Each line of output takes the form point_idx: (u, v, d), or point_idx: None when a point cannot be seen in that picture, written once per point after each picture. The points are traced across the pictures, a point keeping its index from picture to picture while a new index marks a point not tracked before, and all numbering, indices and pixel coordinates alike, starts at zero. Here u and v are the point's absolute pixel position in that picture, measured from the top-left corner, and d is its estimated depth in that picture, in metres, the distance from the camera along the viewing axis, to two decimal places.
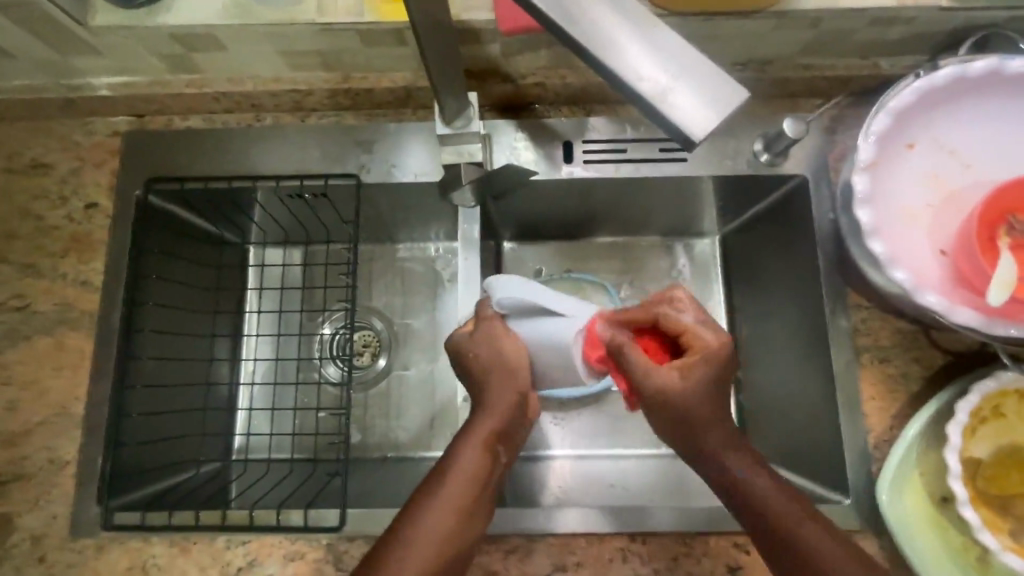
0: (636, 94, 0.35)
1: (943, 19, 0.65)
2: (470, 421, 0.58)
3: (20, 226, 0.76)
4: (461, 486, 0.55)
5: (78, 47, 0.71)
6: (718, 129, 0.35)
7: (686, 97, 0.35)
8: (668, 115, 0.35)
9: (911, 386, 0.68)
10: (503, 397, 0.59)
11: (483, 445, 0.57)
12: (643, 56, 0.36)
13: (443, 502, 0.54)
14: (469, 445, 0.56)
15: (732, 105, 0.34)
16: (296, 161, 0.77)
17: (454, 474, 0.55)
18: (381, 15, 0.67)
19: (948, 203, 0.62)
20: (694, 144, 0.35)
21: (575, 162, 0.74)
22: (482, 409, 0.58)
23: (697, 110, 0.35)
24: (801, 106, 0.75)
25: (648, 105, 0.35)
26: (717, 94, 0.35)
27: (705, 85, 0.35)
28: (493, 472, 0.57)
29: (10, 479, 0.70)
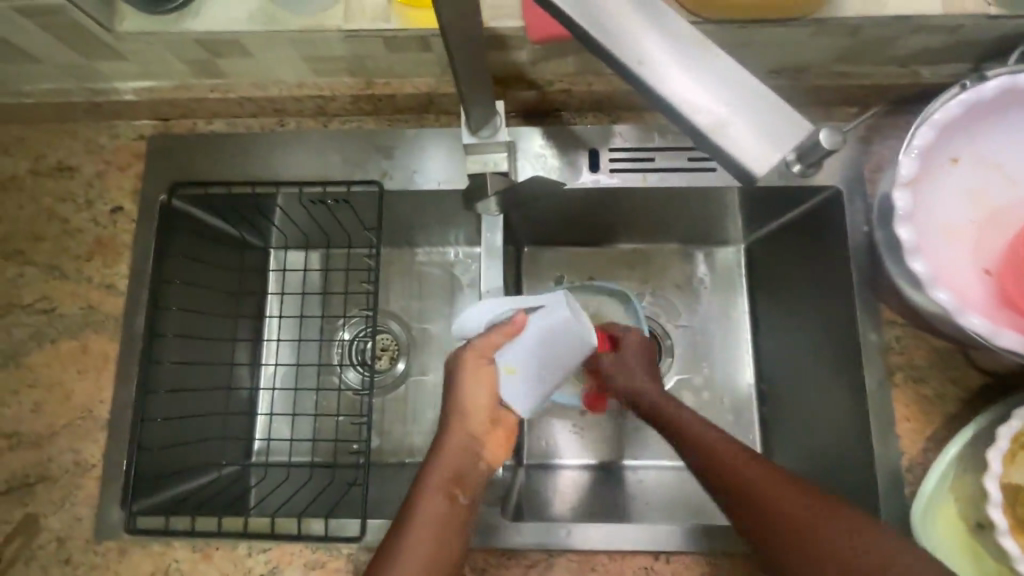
0: (693, 129, 0.35)
1: (991, 28, 0.62)
2: (422, 472, 0.55)
3: (46, 228, 0.77)
4: (428, 534, 0.52)
5: (104, 52, 0.71)
6: (781, 161, 0.35)
7: (745, 132, 0.34)
8: (727, 151, 0.34)
9: (946, 407, 0.66)
10: (458, 441, 0.56)
11: (444, 489, 0.54)
12: (700, 89, 0.35)
13: (414, 552, 0.51)
14: (428, 492, 0.53)
15: (795, 142, 0.33)
16: (319, 167, 0.76)
17: (418, 524, 0.52)
18: (408, 22, 0.66)
19: (993, 221, 0.60)
20: (753, 180, 0.34)
21: (601, 170, 0.73)
22: (437, 455, 0.55)
23: (756, 146, 0.34)
24: (836, 115, 0.72)
25: (705, 141, 0.35)
26: (778, 130, 0.34)
27: (765, 119, 0.34)
28: (460, 515, 0.54)
29: (35, 480, 0.71)
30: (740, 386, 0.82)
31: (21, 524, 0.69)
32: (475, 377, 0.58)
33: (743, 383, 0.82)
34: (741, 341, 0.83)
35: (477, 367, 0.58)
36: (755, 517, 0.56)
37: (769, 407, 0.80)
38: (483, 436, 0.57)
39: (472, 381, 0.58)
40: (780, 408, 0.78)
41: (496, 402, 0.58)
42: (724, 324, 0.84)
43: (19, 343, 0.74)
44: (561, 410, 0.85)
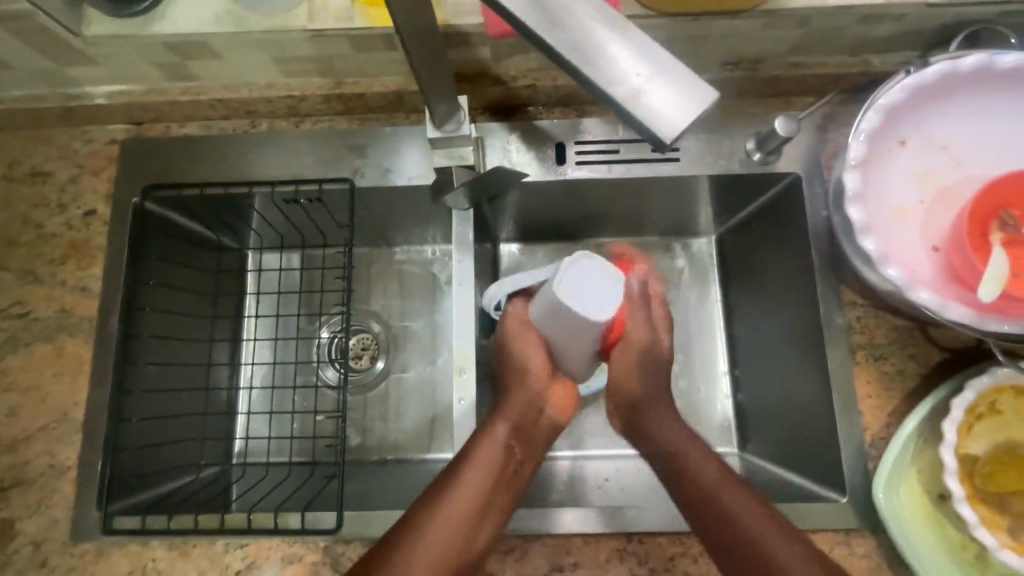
0: (609, 98, 0.35)
1: (933, 16, 0.64)
2: (484, 425, 0.64)
3: (20, 234, 0.77)
4: (480, 478, 0.60)
5: (74, 58, 0.71)
6: (693, 129, 0.34)
7: (660, 99, 0.35)
8: (642, 119, 0.34)
9: (907, 383, 0.68)
10: (523, 400, 0.66)
11: (502, 441, 0.63)
12: (620, 60, 0.35)
13: (467, 491, 0.59)
14: (488, 440, 0.62)
15: (704, 108, 0.33)
16: (291, 166, 0.77)
17: (476, 466, 0.60)
18: (372, 21, 0.67)
19: (941, 199, 0.62)
20: (667, 146, 0.35)
21: (568, 163, 0.75)
22: (501, 410, 0.65)
23: (671, 113, 0.34)
24: (793, 104, 0.75)
25: (622, 110, 0.35)
26: (692, 97, 0.35)
27: (681, 88, 0.35)
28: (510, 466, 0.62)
29: (10, 485, 0.70)
30: (715, 374, 0.83)
31: None
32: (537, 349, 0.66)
33: (718, 371, 0.83)
34: (713, 330, 0.84)
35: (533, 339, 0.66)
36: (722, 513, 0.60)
37: (741, 392, 0.81)
38: (541, 399, 0.66)
39: (531, 347, 0.66)
40: (752, 392, 0.80)
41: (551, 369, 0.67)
42: (699, 313, 0.85)
43: None
44: None
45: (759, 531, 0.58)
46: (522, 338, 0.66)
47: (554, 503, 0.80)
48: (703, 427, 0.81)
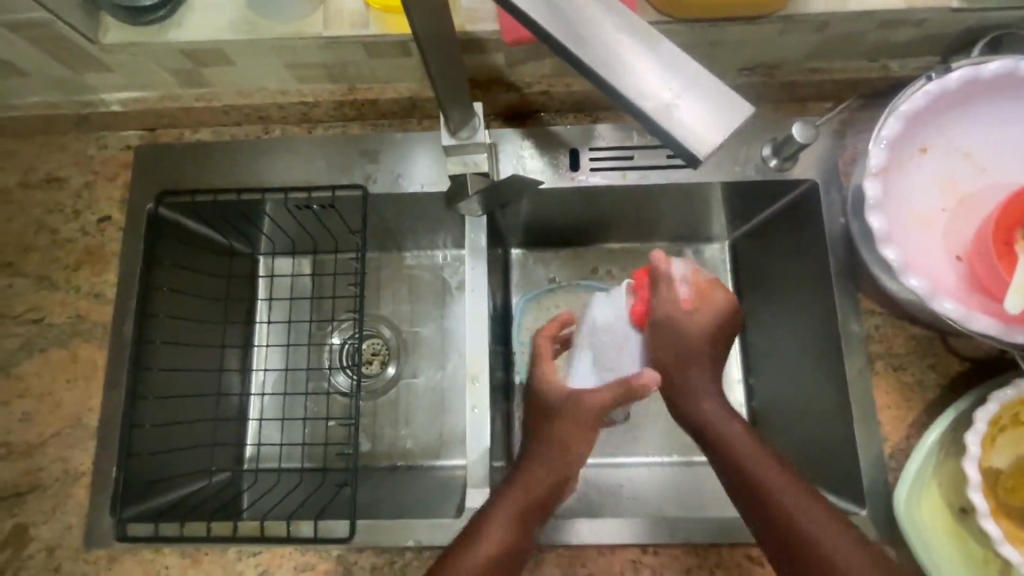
0: (639, 111, 0.34)
1: (955, 20, 0.64)
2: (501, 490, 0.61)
3: (35, 240, 0.77)
4: (491, 554, 0.57)
5: (91, 65, 0.72)
6: (724, 145, 0.34)
7: (691, 114, 0.34)
8: (674, 134, 0.34)
9: (927, 393, 0.67)
10: (541, 473, 0.62)
11: (517, 512, 0.59)
12: (650, 73, 0.35)
13: (475, 568, 0.56)
14: (501, 516, 0.59)
15: (738, 122, 0.33)
16: (304, 172, 0.77)
17: (486, 545, 0.57)
18: (386, 27, 0.67)
19: (963, 207, 0.61)
20: (698, 160, 0.34)
21: (582, 169, 0.74)
22: (520, 483, 0.61)
23: (702, 128, 0.34)
24: (810, 109, 0.74)
25: (652, 123, 0.34)
26: (723, 111, 0.34)
27: (713, 102, 0.34)
28: (523, 546, 0.59)
29: (25, 490, 0.71)
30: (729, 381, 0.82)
31: (12, 534, 0.69)
32: (581, 430, 0.63)
33: (732, 379, 0.83)
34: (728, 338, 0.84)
35: (581, 416, 0.63)
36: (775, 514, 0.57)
37: (756, 400, 0.80)
38: (560, 480, 0.62)
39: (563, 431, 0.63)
40: (767, 400, 0.79)
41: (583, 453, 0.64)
42: None
43: (8, 354, 0.74)
44: None
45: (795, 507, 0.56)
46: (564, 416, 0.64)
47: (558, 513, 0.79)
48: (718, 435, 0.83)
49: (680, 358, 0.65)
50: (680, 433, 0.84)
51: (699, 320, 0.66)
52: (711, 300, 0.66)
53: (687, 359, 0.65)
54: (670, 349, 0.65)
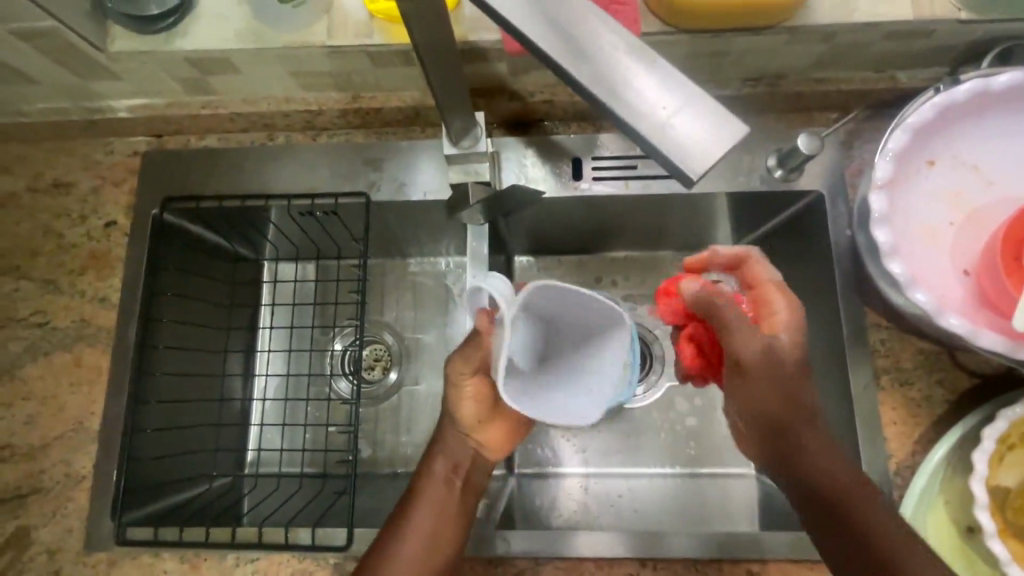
0: (636, 131, 0.34)
1: (963, 32, 0.63)
2: (424, 463, 0.65)
3: (42, 244, 0.78)
4: (428, 517, 0.62)
5: (99, 73, 0.73)
6: (722, 165, 0.33)
7: (688, 134, 0.34)
8: (669, 154, 0.34)
9: (934, 409, 0.66)
10: (455, 436, 0.66)
11: (442, 477, 0.64)
12: (647, 92, 0.35)
13: (416, 533, 0.61)
14: (429, 481, 0.64)
15: (734, 143, 0.32)
16: (308, 180, 0.78)
17: (423, 508, 0.62)
18: (390, 37, 0.67)
19: (971, 221, 0.60)
20: (694, 181, 0.34)
21: (585, 178, 0.74)
22: (438, 449, 0.65)
23: (699, 148, 0.33)
24: (816, 120, 0.73)
25: (648, 144, 0.34)
26: (721, 130, 0.33)
27: (710, 121, 0.34)
28: (456, 500, 0.63)
29: (27, 492, 0.71)
30: None
31: (13, 537, 0.70)
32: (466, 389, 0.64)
33: None
34: None
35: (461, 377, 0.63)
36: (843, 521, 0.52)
37: None
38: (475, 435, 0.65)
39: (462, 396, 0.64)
40: None
41: (484, 406, 0.64)
42: None
43: (14, 357, 0.75)
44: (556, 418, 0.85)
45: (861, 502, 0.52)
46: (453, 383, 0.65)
47: (559, 525, 0.80)
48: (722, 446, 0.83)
49: (784, 391, 0.55)
50: (682, 444, 0.84)
51: (783, 339, 0.56)
52: (775, 319, 0.57)
53: (789, 386, 0.56)
54: (765, 382, 0.56)
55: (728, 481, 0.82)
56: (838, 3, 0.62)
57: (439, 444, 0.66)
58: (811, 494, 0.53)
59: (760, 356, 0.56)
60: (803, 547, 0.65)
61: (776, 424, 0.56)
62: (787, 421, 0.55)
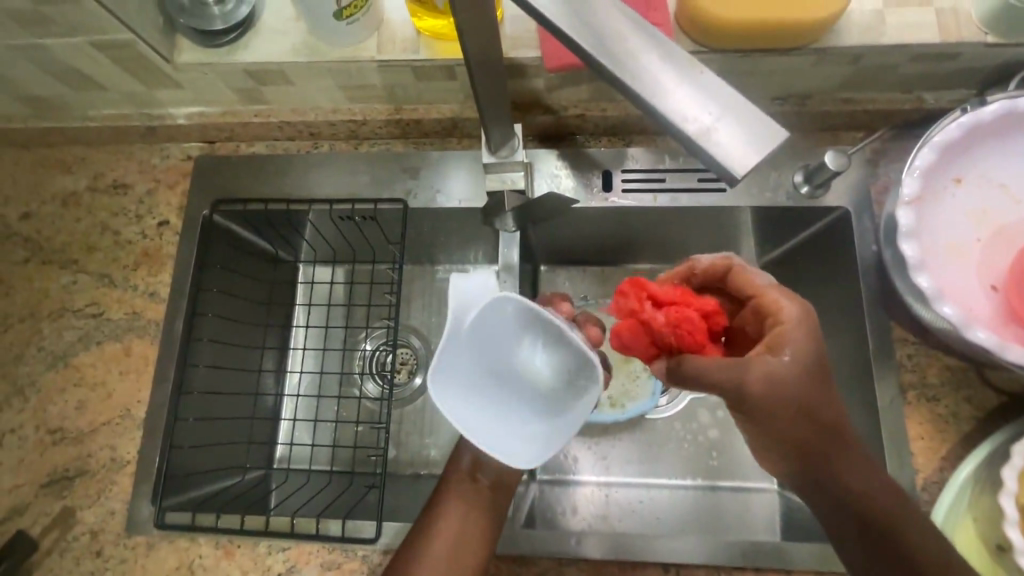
0: (680, 131, 0.36)
1: (990, 55, 0.65)
2: (452, 462, 0.67)
3: (99, 241, 0.83)
4: (457, 512, 0.63)
5: (163, 82, 0.78)
6: (759, 166, 0.36)
7: (729, 137, 0.36)
8: (711, 155, 0.36)
9: (961, 426, 0.66)
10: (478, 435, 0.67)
11: (470, 474, 0.65)
12: (691, 97, 0.37)
13: (444, 527, 0.62)
14: (455, 478, 0.65)
15: (775, 145, 0.35)
16: (349, 186, 0.82)
17: (451, 504, 0.63)
18: (435, 52, 0.71)
19: (999, 238, 0.61)
20: (735, 179, 0.36)
21: (614, 190, 0.76)
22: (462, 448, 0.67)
23: (739, 149, 0.36)
24: (842, 138, 0.75)
25: (691, 144, 0.36)
26: (759, 135, 0.36)
27: (751, 125, 0.36)
28: (483, 500, 0.64)
29: (74, 475, 0.75)
30: None
31: (59, 517, 0.73)
32: None
33: None
34: None
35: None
36: (867, 528, 0.53)
37: None
38: None
39: None
40: None
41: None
42: None
43: (68, 345, 0.80)
44: (579, 427, 0.87)
45: (882, 506, 0.53)
46: None
47: (578, 527, 0.80)
48: (744, 460, 0.84)
49: (803, 410, 0.51)
50: (704, 455, 0.84)
51: (787, 356, 0.51)
52: (780, 330, 0.53)
53: (809, 406, 0.52)
54: (784, 405, 0.51)
55: (749, 495, 0.82)
56: (867, 27, 0.64)
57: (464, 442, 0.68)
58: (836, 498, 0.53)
59: (767, 379, 0.50)
60: (825, 559, 0.66)
61: (807, 442, 0.53)
62: (808, 437, 0.53)
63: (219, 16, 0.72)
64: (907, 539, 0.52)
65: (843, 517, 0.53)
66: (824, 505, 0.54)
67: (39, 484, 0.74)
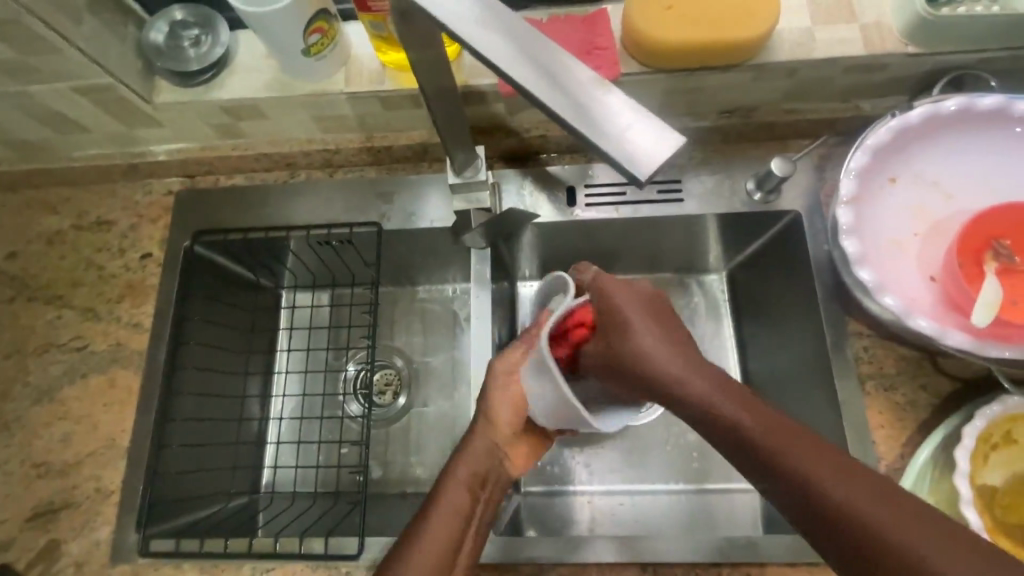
0: (593, 144, 0.40)
1: (914, 64, 0.70)
2: (452, 467, 0.64)
3: (84, 275, 0.86)
4: (452, 520, 0.60)
5: (144, 122, 0.82)
6: (665, 169, 0.39)
7: (636, 145, 0.39)
8: (621, 163, 0.39)
9: (920, 413, 0.68)
10: (485, 443, 0.65)
11: (470, 486, 0.63)
12: (602, 113, 0.40)
13: (438, 533, 0.59)
14: (455, 486, 0.62)
15: (673, 150, 0.38)
16: (326, 212, 0.85)
17: (445, 512, 0.60)
18: (398, 83, 0.76)
19: (935, 232, 0.65)
20: (642, 181, 0.39)
21: (578, 205, 0.80)
22: (466, 453, 0.64)
23: (644, 155, 0.39)
24: (790, 146, 0.79)
25: (604, 155, 0.40)
26: (662, 141, 0.39)
27: (656, 135, 0.39)
28: (479, 513, 0.62)
29: (59, 507, 0.76)
30: None
31: (44, 551, 0.74)
32: (509, 388, 0.65)
33: None
34: (727, 364, 0.86)
35: (509, 383, 0.66)
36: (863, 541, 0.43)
37: None
38: (507, 444, 0.66)
39: (507, 398, 0.65)
40: None
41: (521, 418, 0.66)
42: (713, 346, 0.87)
43: (53, 379, 0.81)
44: (565, 438, 0.88)
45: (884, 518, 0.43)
46: (500, 382, 0.66)
47: (583, 533, 0.82)
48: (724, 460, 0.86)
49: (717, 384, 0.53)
50: (687, 458, 0.86)
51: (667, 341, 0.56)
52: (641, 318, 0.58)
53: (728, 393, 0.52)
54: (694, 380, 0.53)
55: (729, 495, 0.84)
56: (798, 43, 0.70)
57: (466, 451, 0.65)
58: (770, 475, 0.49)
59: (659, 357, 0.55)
60: (799, 551, 0.67)
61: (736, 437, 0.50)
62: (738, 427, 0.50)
63: (195, 58, 0.76)
64: (875, 533, 0.43)
65: (804, 513, 0.46)
66: (777, 495, 0.48)
67: (24, 519, 0.75)
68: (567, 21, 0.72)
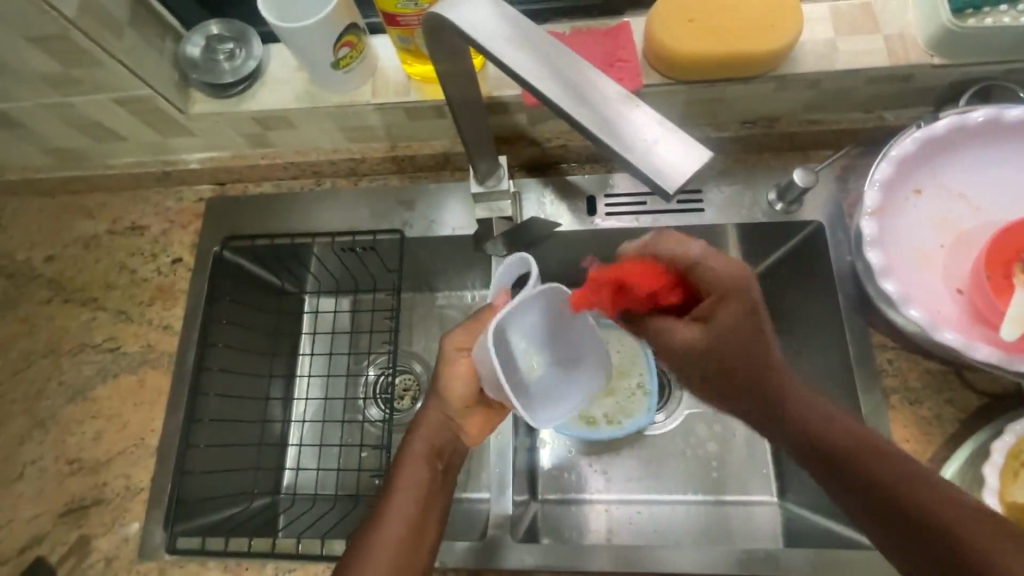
0: (621, 157, 0.41)
1: (939, 75, 0.69)
2: (406, 443, 0.65)
3: (117, 278, 0.89)
4: (412, 495, 0.62)
5: (178, 132, 0.85)
6: (692, 183, 0.40)
7: (664, 159, 0.40)
8: (649, 176, 0.40)
9: (946, 427, 0.67)
10: (437, 418, 0.66)
11: (425, 460, 0.64)
12: (630, 127, 0.41)
13: (400, 507, 0.61)
14: (412, 461, 0.64)
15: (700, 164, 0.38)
16: (350, 219, 0.87)
17: (405, 487, 0.62)
18: (424, 94, 0.78)
19: (961, 244, 0.65)
20: (669, 195, 0.40)
21: (598, 214, 0.81)
22: (418, 430, 0.66)
23: (672, 169, 0.40)
24: (812, 157, 0.79)
25: (631, 168, 0.40)
26: (690, 155, 0.40)
27: (684, 150, 0.40)
28: (437, 484, 0.64)
29: (90, 503, 0.78)
30: None
31: (75, 545, 0.76)
32: (458, 364, 0.65)
33: None
34: None
35: (460, 359, 0.65)
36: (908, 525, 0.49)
37: None
38: (457, 415, 0.67)
39: (456, 371, 0.65)
40: None
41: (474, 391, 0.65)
42: None
43: (87, 379, 0.84)
44: (582, 446, 0.88)
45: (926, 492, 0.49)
46: (449, 359, 0.66)
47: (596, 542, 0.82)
48: (744, 472, 0.85)
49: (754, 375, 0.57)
50: (705, 468, 0.85)
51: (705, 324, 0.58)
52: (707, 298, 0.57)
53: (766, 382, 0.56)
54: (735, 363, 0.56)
55: (749, 507, 0.83)
56: (822, 54, 0.70)
57: (419, 427, 0.66)
58: (813, 464, 0.54)
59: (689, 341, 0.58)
60: (821, 564, 0.66)
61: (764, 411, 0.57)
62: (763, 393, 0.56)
63: (229, 71, 0.79)
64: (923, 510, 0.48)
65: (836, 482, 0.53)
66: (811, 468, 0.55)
67: (57, 514, 0.77)
68: (588, 34, 0.73)
